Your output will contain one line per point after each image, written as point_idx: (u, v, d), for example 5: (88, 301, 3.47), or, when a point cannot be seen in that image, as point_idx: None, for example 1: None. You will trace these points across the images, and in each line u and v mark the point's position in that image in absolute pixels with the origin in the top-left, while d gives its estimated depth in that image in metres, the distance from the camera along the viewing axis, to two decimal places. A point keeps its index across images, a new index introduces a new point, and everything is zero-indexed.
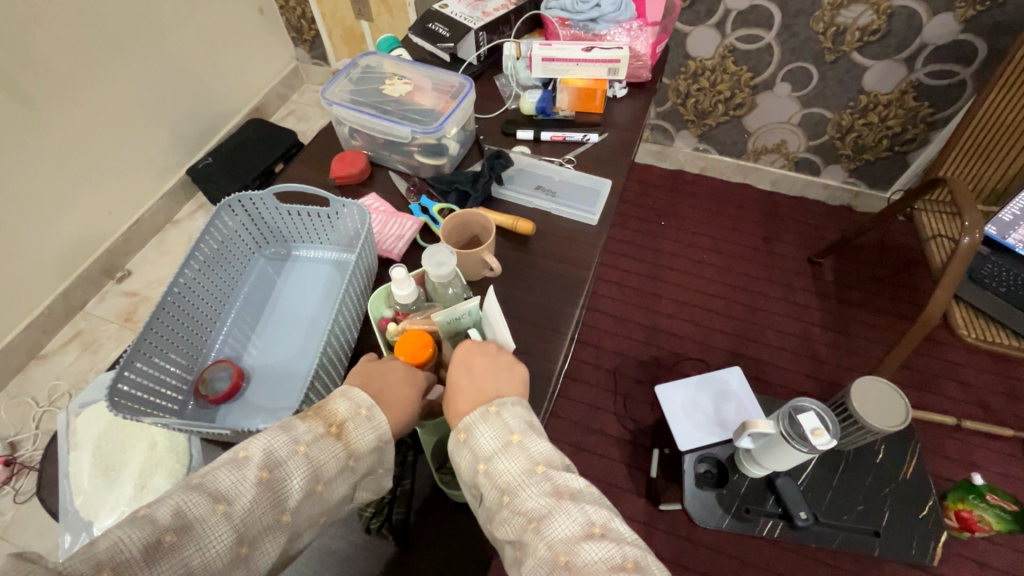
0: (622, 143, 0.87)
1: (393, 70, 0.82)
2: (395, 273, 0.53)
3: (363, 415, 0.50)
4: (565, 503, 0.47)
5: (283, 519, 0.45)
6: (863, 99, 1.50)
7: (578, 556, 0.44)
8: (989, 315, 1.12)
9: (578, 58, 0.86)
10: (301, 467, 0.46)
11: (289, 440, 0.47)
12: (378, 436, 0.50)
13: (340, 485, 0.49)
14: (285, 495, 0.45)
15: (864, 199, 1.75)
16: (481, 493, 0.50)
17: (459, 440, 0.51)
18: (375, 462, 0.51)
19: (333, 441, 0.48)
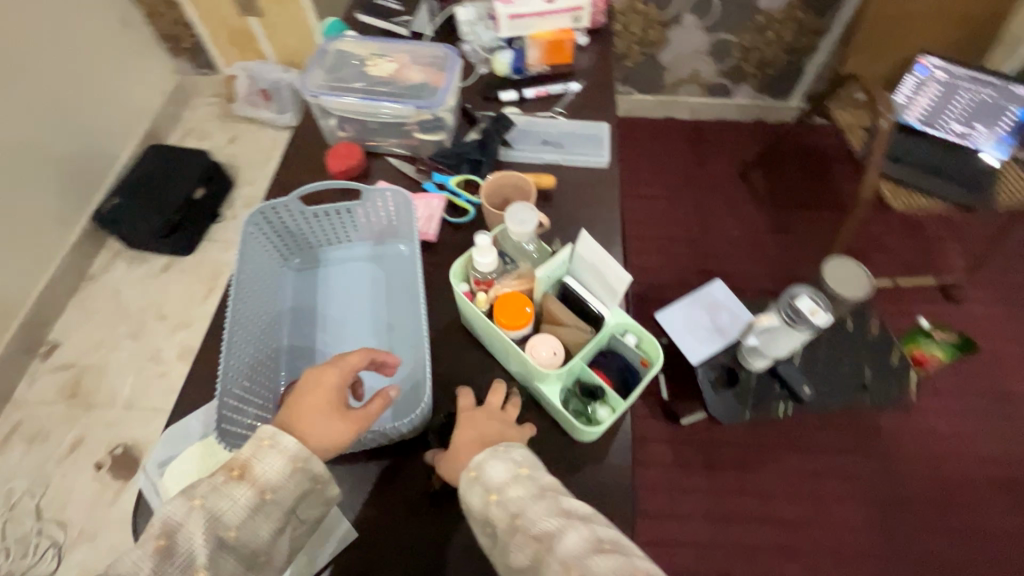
0: (600, 88, 0.90)
1: (369, 50, 0.78)
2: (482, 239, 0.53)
3: (267, 441, 0.48)
4: (573, 521, 0.45)
5: (235, 536, 0.45)
6: (760, 18, 1.64)
7: (589, 568, 0.41)
8: (910, 185, 1.29)
9: (543, 10, 0.87)
10: (199, 522, 0.44)
11: (182, 500, 0.45)
12: (292, 461, 0.48)
13: (261, 524, 0.46)
14: (235, 514, 0.45)
15: (773, 110, 1.93)
16: (494, 527, 0.47)
17: (470, 477, 0.49)
18: (303, 486, 0.48)
19: (236, 486, 0.46)
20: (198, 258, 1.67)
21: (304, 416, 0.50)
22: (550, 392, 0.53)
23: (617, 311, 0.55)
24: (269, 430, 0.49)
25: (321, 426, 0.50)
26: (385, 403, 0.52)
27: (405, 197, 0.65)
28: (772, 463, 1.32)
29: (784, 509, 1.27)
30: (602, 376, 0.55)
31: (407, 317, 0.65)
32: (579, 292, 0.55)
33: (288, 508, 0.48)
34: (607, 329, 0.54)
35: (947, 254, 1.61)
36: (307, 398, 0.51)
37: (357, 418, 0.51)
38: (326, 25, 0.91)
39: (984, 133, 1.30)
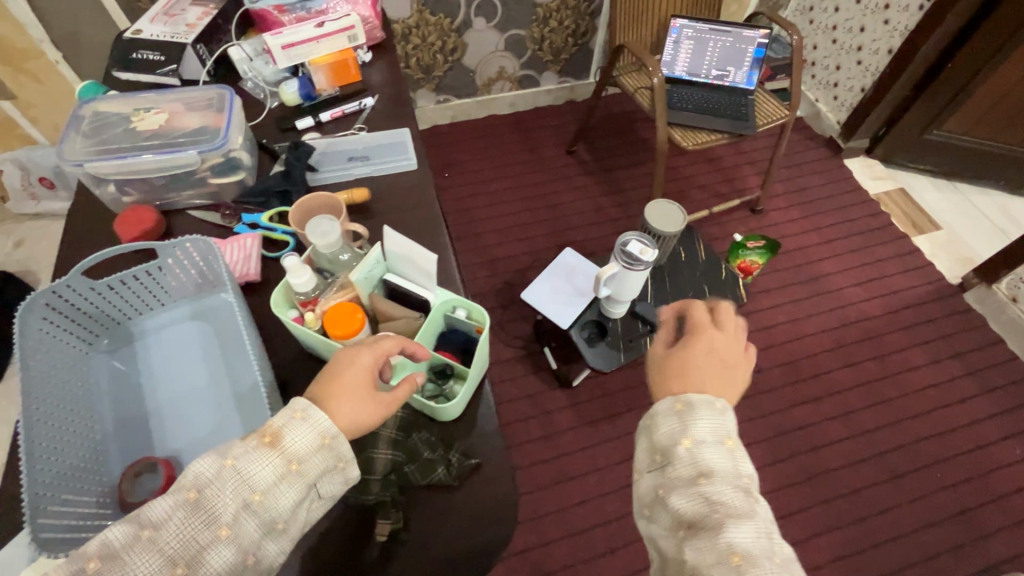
0: (396, 98, 0.93)
1: (132, 106, 0.73)
2: (289, 258, 0.53)
3: (298, 416, 0.45)
4: (756, 519, 0.46)
5: (253, 507, 0.42)
6: (540, 11, 1.80)
7: (753, 565, 0.43)
8: (693, 126, 1.50)
9: (315, 35, 0.88)
10: (227, 481, 0.42)
11: (215, 458, 0.43)
12: (320, 436, 0.45)
13: (287, 493, 0.43)
14: (257, 484, 0.42)
15: (578, 90, 2.12)
16: (669, 461, 0.49)
17: (673, 408, 0.51)
18: (326, 464, 0.46)
19: (266, 451, 0.43)
20: (10, 384, 1.42)
21: (341, 393, 0.48)
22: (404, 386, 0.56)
23: (439, 290, 0.58)
24: (302, 404, 0.47)
25: (350, 409, 0.48)
26: (412, 388, 0.50)
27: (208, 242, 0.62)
28: None
29: None
30: (449, 355, 0.58)
31: (246, 363, 0.62)
32: (401, 282, 0.57)
33: (312, 482, 0.45)
34: (439, 309, 0.58)
35: (745, 177, 1.90)
36: (343, 375, 0.49)
37: (385, 402, 0.49)
38: (80, 90, 0.84)
39: (736, 73, 1.56)
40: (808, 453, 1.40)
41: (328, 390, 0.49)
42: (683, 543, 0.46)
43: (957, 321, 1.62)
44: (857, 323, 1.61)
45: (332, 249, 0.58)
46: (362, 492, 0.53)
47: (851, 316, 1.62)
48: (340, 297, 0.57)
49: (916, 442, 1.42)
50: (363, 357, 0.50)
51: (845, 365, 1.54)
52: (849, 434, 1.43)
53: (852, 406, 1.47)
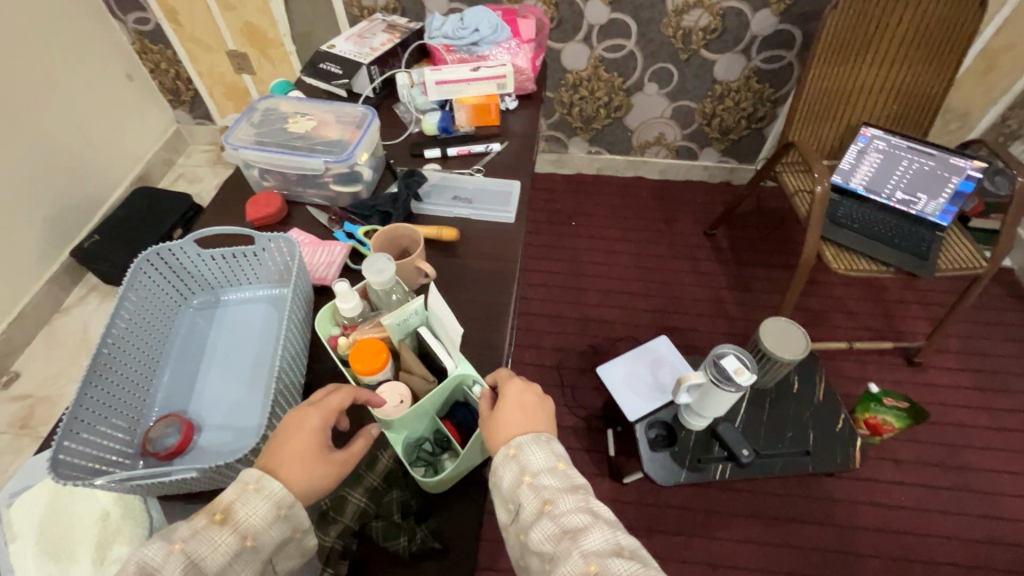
0: (522, 148, 0.95)
1: (294, 109, 0.85)
2: (340, 285, 0.58)
3: (250, 489, 0.47)
4: (600, 522, 0.48)
5: None
6: (718, 88, 1.73)
7: (607, 568, 0.45)
8: (852, 249, 1.31)
9: (468, 78, 0.94)
10: (176, 571, 0.42)
11: (161, 543, 0.43)
12: (276, 506, 0.47)
13: (237, 574, 0.45)
14: (206, 568, 0.43)
15: (738, 173, 1.99)
16: (519, 504, 0.51)
17: (506, 454, 0.53)
18: (283, 535, 0.48)
19: (218, 530, 0.45)
20: None
21: (290, 459, 0.50)
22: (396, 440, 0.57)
23: (460, 362, 0.59)
24: (251, 474, 0.49)
25: (306, 471, 0.50)
26: (366, 443, 0.54)
27: (297, 244, 0.69)
28: (720, 530, 1.27)
29: None
30: (451, 428, 0.59)
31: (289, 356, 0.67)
32: (431, 341, 0.59)
33: (265, 556, 0.47)
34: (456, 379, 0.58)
35: (909, 319, 1.60)
36: (289, 440, 0.51)
37: (341, 461, 0.52)
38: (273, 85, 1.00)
39: (927, 202, 1.32)
40: None
41: (277, 458, 0.50)
42: None
43: None
44: (1011, 547, 1.25)
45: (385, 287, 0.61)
46: (325, 528, 0.56)
47: (1005, 534, 1.26)
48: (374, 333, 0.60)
49: None
50: (311, 417, 0.52)
51: None
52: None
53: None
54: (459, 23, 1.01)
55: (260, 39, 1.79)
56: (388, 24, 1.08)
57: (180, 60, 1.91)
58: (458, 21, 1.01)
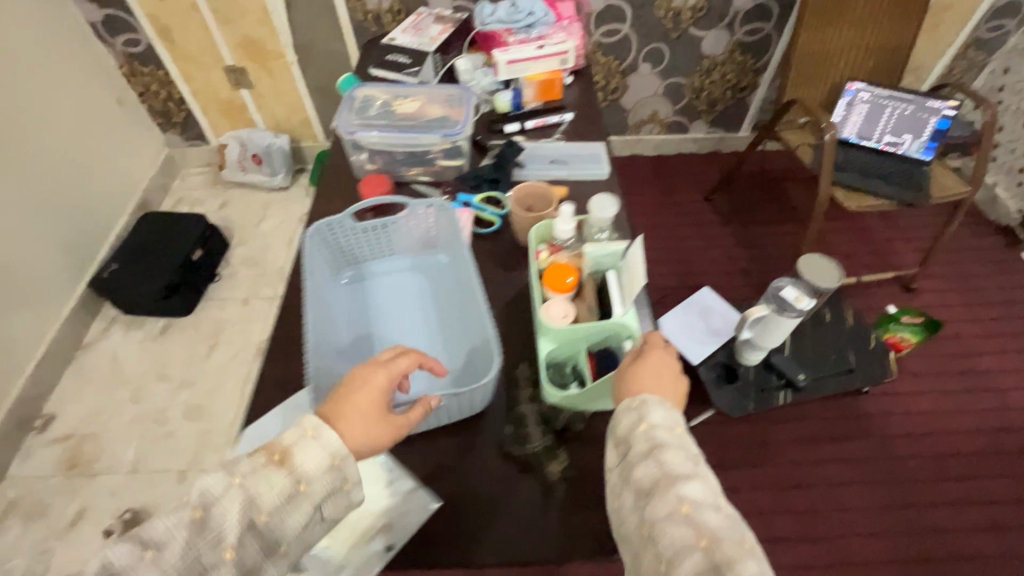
0: (589, 117, 1.03)
1: (392, 94, 0.89)
2: (565, 207, 0.66)
3: (309, 437, 0.53)
4: (706, 483, 0.49)
5: (257, 520, 0.49)
6: (706, 62, 1.88)
7: (704, 519, 0.46)
8: (857, 188, 1.46)
9: (535, 56, 1.01)
10: (234, 499, 0.49)
11: (225, 476, 0.50)
12: (330, 455, 0.53)
13: (294, 513, 0.51)
14: (255, 507, 0.49)
15: (725, 141, 2.15)
16: (629, 448, 0.53)
17: (631, 405, 0.54)
18: (332, 484, 0.53)
19: (277, 470, 0.51)
20: (198, 317, 1.70)
21: (354, 417, 0.56)
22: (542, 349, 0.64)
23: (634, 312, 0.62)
24: (312, 420, 0.55)
25: (367, 431, 0.56)
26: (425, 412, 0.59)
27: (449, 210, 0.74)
28: (779, 456, 1.38)
29: (796, 497, 1.32)
30: (590, 363, 0.62)
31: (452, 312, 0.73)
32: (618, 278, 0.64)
33: (317, 502, 0.52)
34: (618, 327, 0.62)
35: (899, 252, 1.79)
36: (357, 396, 0.57)
37: (399, 424, 0.58)
38: (341, 79, 1.03)
39: (911, 142, 1.51)
40: (940, 562, 1.25)
41: (344, 410, 0.56)
42: (644, 510, 0.49)
43: None
44: (1020, 432, 1.43)
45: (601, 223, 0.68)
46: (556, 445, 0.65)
47: (1014, 422, 1.44)
48: (569, 259, 0.68)
49: None
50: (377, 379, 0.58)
51: (999, 475, 1.36)
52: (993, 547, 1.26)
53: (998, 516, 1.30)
54: (512, 8, 1.08)
55: (258, 51, 1.79)
56: (437, 16, 1.14)
57: (173, 81, 1.88)
58: (510, 6, 1.08)
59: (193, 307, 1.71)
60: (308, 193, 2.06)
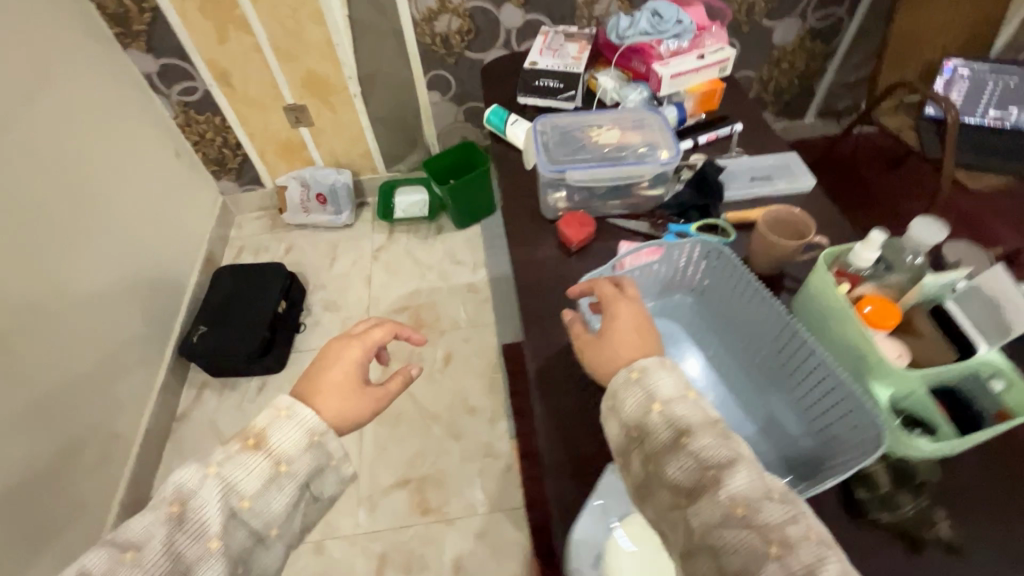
0: (757, 125, 0.97)
1: (582, 125, 0.84)
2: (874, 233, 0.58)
3: (283, 416, 0.59)
4: (745, 463, 0.48)
5: (242, 504, 0.54)
6: (776, 52, 1.83)
7: (759, 511, 0.45)
8: (977, 167, 1.42)
9: (697, 66, 0.96)
10: (216, 487, 0.54)
11: (200, 470, 0.55)
12: (309, 433, 0.59)
13: (277, 495, 0.56)
14: (238, 490, 0.55)
15: (791, 130, 2.10)
16: (646, 432, 0.52)
17: (630, 376, 0.55)
18: (318, 461, 0.59)
19: (253, 454, 0.56)
20: (291, 372, 1.61)
21: (329, 393, 0.65)
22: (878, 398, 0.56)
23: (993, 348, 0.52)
24: (287, 402, 0.61)
25: (346, 399, 0.65)
26: (404, 379, 0.71)
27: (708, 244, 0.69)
28: None
29: None
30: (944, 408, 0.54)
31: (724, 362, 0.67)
32: (959, 312, 0.55)
33: (302, 481, 0.58)
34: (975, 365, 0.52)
35: None
36: (329, 376, 0.66)
37: (376, 395, 0.67)
38: (489, 112, 0.99)
39: (1019, 113, 1.48)
40: None
41: (319, 387, 0.66)
42: (687, 510, 0.47)
43: None
44: None
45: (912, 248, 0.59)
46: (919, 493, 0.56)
47: None
48: (878, 292, 0.60)
49: None
50: (345, 359, 0.69)
51: None
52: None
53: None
54: (655, 18, 1.01)
55: (322, 86, 1.71)
56: (566, 36, 1.08)
57: (229, 126, 1.79)
58: (652, 16, 1.01)
59: (285, 362, 1.62)
60: (375, 227, 1.97)
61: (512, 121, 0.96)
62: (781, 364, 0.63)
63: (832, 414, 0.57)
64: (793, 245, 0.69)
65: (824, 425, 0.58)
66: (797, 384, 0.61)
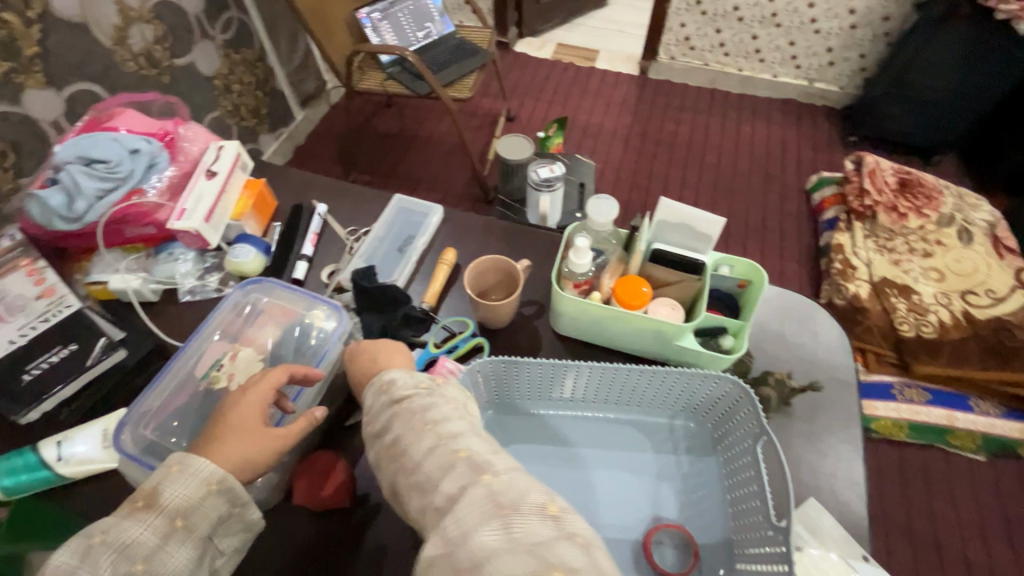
0: (332, 194, 0.82)
1: (198, 379, 0.54)
2: (579, 240, 0.57)
3: (177, 470, 0.42)
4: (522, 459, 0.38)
5: (138, 566, 0.37)
6: (218, 82, 1.54)
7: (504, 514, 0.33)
8: (453, 79, 1.62)
9: (221, 185, 0.71)
10: (103, 558, 0.37)
11: (82, 541, 0.38)
12: (205, 481, 0.42)
13: (179, 552, 0.40)
14: (131, 547, 0.38)
15: (296, 133, 1.93)
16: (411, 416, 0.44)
17: (377, 391, 0.47)
18: (221, 512, 0.42)
19: (143, 514, 0.39)
20: None
21: (224, 440, 0.45)
22: (689, 343, 0.58)
23: (708, 253, 0.60)
24: (177, 457, 0.43)
25: (240, 446, 0.45)
26: (310, 425, 0.47)
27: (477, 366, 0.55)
28: None
29: None
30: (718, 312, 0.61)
31: (574, 433, 0.59)
32: (671, 247, 0.60)
33: (205, 533, 0.41)
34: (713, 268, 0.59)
35: (483, 98, 2.11)
36: (228, 417, 0.46)
37: (279, 435, 0.46)
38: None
39: (434, 25, 1.73)
40: None
41: (224, 429, 0.46)
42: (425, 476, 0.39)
43: (669, 86, 2.18)
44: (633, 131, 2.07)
45: (601, 231, 0.62)
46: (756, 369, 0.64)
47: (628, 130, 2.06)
48: (615, 277, 0.61)
49: (733, 160, 1.92)
50: (250, 396, 0.47)
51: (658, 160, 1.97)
52: (706, 177, 1.88)
53: (689, 164, 1.91)
54: (96, 166, 0.67)
55: None
56: None
57: None
58: (89, 167, 0.67)
59: None
60: None
61: (53, 457, 0.54)
62: (605, 390, 0.58)
63: (685, 391, 0.57)
64: (518, 292, 0.64)
65: (679, 402, 0.58)
66: (637, 393, 0.58)
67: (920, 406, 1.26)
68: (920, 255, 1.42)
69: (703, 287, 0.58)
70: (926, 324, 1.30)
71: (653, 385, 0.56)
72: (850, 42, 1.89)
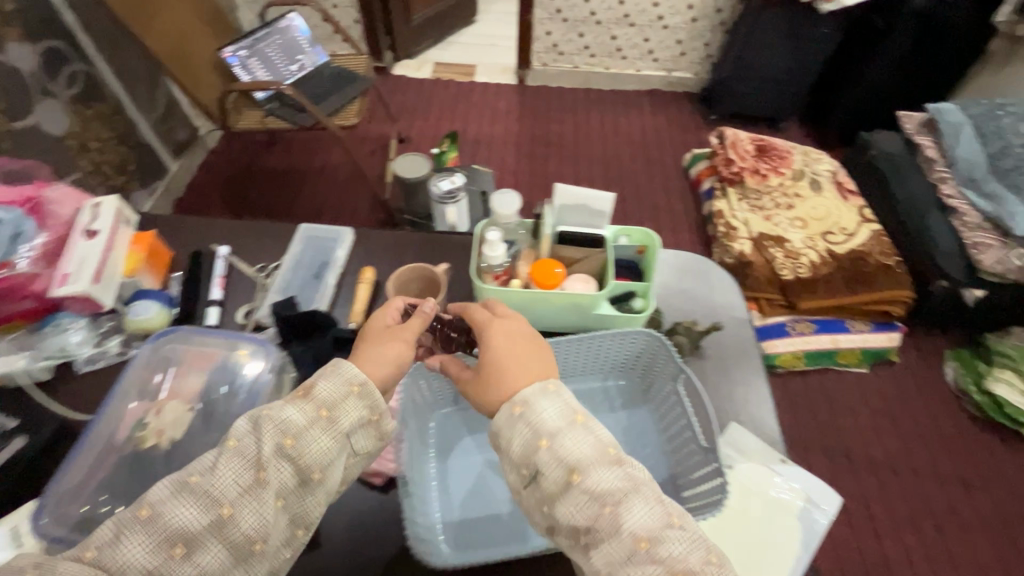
0: (232, 235, 0.79)
1: (121, 444, 0.51)
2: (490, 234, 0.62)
3: (332, 371, 0.47)
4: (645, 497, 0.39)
5: (260, 474, 0.41)
6: (72, 142, 1.41)
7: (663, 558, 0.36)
8: (336, 107, 1.61)
9: (105, 242, 0.66)
10: (265, 435, 0.43)
11: (236, 431, 0.43)
12: (349, 384, 0.47)
13: (321, 440, 0.44)
14: (265, 450, 0.42)
15: (173, 184, 1.80)
16: (537, 469, 0.42)
17: (513, 413, 0.44)
18: (360, 413, 0.46)
19: (296, 405, 0.45)
20: None
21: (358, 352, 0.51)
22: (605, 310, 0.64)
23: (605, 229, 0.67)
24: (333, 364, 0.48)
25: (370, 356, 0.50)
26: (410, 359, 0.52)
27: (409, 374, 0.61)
28: None
29: None
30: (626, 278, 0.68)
31: None
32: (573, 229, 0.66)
33: (345, 432, 0.45)
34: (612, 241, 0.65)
35: (371, 124, 2.10)
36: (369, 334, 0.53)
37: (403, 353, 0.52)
38: None
39: (306, 56, 1.69)
40: None
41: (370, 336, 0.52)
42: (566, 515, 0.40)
43: (548, 90, 2.31)
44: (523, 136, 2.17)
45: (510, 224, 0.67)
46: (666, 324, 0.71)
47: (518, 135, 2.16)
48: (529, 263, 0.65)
49: (617, 149, 2.08)
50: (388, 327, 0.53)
51: None
52: (595, 168, 2.01)
53: (579, 159, 2.04)
54: None
55: None
56: None
57: None
58: None
59: None
60: None
61: None
62: None
63: (606, 353, 0.62)
64: (440, 294, 0.66)
65: (607, 362, 0.63)
66: (569, 364, 0.62)
67: (811, 336, 1.43)
68: (786, 209, 1.60)
69: (608, 257, 0.64)
70: (802, 266, 1.46)
71: (580, 354, 0.61)
72: (694, 33, 2.13)
